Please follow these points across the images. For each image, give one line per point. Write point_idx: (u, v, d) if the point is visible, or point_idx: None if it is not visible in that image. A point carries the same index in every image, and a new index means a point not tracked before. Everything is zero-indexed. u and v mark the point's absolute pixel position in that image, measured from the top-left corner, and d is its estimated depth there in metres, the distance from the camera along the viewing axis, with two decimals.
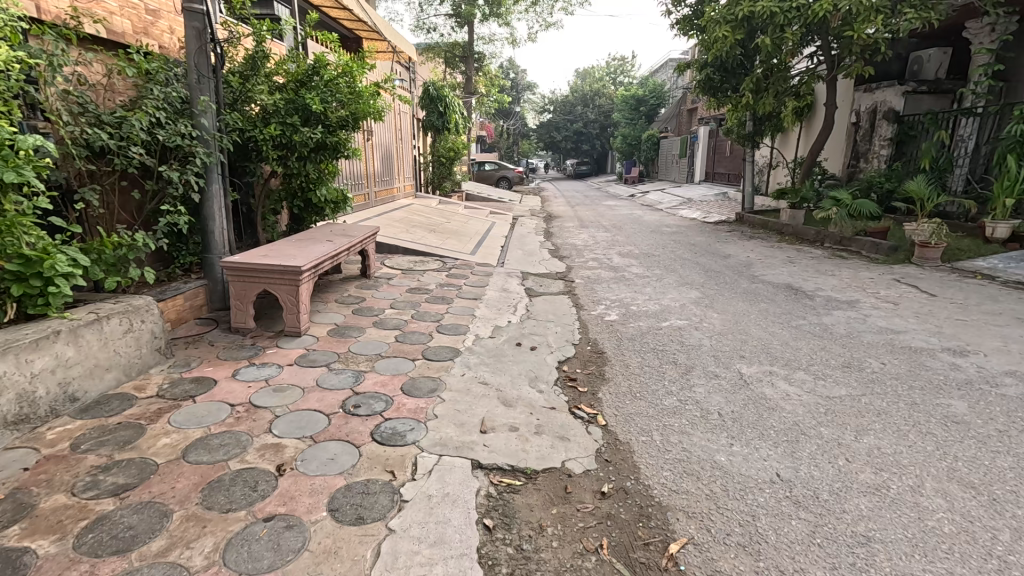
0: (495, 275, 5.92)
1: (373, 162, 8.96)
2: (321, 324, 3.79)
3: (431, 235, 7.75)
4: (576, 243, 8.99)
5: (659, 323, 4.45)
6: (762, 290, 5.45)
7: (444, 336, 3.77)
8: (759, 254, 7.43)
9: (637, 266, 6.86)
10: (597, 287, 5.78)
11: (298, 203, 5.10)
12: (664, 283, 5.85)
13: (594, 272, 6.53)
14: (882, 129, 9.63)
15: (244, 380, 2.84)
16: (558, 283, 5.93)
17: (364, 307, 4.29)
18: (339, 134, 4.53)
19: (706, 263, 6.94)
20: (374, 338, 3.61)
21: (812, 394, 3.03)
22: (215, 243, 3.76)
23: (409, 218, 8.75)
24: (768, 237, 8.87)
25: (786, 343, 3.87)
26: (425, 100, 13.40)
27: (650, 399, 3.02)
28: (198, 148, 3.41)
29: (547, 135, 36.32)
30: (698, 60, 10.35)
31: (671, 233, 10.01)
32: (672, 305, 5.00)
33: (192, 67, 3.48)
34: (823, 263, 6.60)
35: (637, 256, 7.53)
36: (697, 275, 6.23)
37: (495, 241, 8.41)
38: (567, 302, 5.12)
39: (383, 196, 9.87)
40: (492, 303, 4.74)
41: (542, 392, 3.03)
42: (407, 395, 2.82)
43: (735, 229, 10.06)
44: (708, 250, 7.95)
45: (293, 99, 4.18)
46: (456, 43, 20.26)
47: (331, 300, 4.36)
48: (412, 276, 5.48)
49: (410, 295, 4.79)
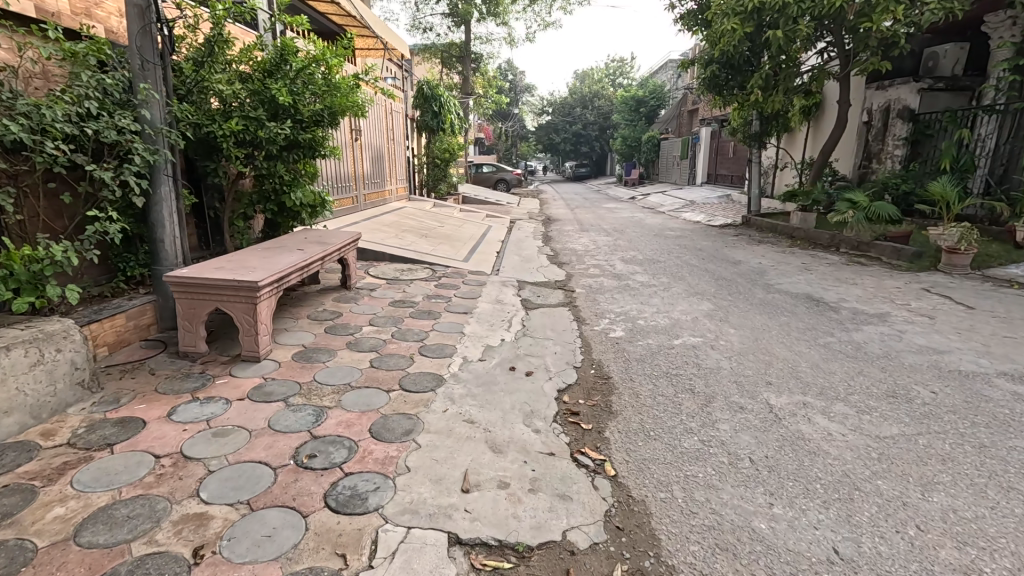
0: (489, 284, 5.46)
1: (361, 162, 8.52)
2: (287, 346, 3.32)
3: (422, 241, 7.30)
4: (576, 248, 8.55)
5: (671, 341, 3.98)
6: (780, 302, 5.00)
7: (428, 360, 3.29)
8: (771, 260, 6.97)
9: (642, 273, 6.41)
10: (600, 297, 5.32)
11: (271, 207, 4.64)
12: (673, 293, 5.39)
13: (596, 280, 6.07)
14: (896, 129, 9.20)
15: (179, 422, 2.37)
16: (557, 293, 5.47)
17: (340, 324, 3.82)
18: (313, 131, 4.10)
19: (715, 270, 6.49)
20: (346, 363, 3.14)
21: (858, 434, 2.56)
22: (165, 253, 3.30)
23: (400, 222, 8.31)
24: (779, 241, 8.43)
25: (816, 366, 3.41)
26: (419, 100, 12.90)
27: (666, 441, 2.55)
28: (139, 144, 2.94)
29: (545, 136, 35.93)
30: (702, 57, 9.95)
31: (676, 237, 9.58)
32: (683, 319, 4.54)
33: (135, 51, 3.02)
34: (842, 271, 6.15)
35: (641, 263, 7.08)
36: (708, 284, 5.77)
37: (491, 246, 7.95)
38: (567, 315, 4.66)
39: (374, 199, 9.43)
40: (484, 318, 4.27)
41: (539, 431, 2.56)
42: (377, 439, 2.34)
43: (743, 233, 9.61)
44: (717, 256, 7.49)
45: (258, 91, 3.73)
46: (453, 43, 19.81)
47: (304, 316, 3.89)
48: (398, 286, 5.01)
49: (393, 309, 4.32)
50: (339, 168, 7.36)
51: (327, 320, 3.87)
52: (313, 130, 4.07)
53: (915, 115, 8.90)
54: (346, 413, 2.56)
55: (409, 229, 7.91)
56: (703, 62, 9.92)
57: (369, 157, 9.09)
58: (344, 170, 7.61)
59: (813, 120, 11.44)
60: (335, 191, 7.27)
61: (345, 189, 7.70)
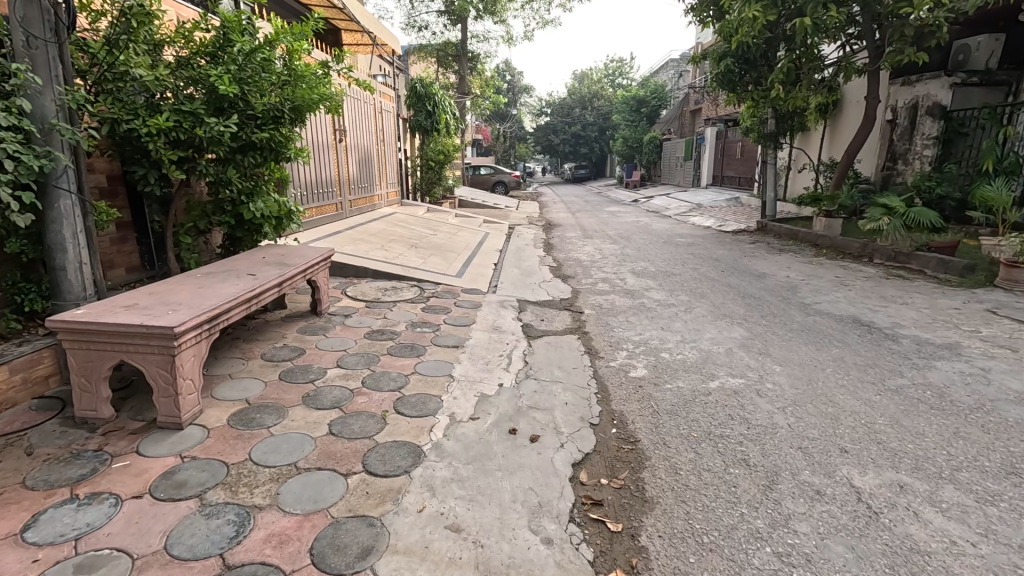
0: (486, 306, 4.75)
1: (345, 165, 7.84)
2: (225, 403, 2.59)
3: (410, 252, 6.61)
4: (582, 258, 7.83)
5: (705, 384, 3.26)
6: (824, 326, 4.29)
7: (406, 420, 2.58)
8: (800, 273, 6.28)
9: (658, 290, 5.69)
10: (613, 322, 4.61)
11: (228, 219, 3.95)
12: (697, 316, 4.67)
13: (607, 299, 5.38)
14: (925, 127, 8.51)
15: (34, 544, 1.64)
16: (563, 317, 4.75)
17: (301, 366, 3.11)
18: (272, 130, 3.42)
19: (739, 286, 5.78)
20: (297, 429, 2.41)
21: (995, 544, 1.84)
22: (67, 283, 2.58)
23: (388, 231, 7.62)
24: (802, 250, 7.73)
25: (897, 425, 2.69)
26: (412, 99, 12.32)
27: (728, 555, 1.83)
28: (12, 145, 2.18)
29: (544, 138, 35.25)
30: (715, 50, 9.25)
31: (687, 245, 8.89)
32: (715, 351, 3.83)
33: (17, 23, 2.30)
34: (884, 286, 5.45)
35: (655, 276, 6.37)
36: (735, 303, 5.05)
37: (488, 257, 7.24)
38: (576, 347, 3.94)
39: (361, 205, 8.74)
40: (478, 353, 3.56)
41: (551, 542, 1.84)
42: (318, 568, 1.62)
43: (760, 240, 8.91)
44: (737, 268, 6.81)
45: (196, 79, 3.03)
46: (448, 42, 19.10)
47: (257, 357, 3.18)
48: (378, 311, 4.29)
49: (370, 342, 3.61)
50: (317, 172, 6.68)
51: (287, 361, 3.16)
52: (272, 129, 3.39)
53: (947, 112, 8.19)
54: (282, 517, 1.84)
55: (397, 239, 7.22)
56: (715, 56, 9.23)
57: (355, 159, 8.39)
58: (323, 174, 6.93)
59: (831, 119, 10.75)
60: (312, 198, 6.58)
61: (324, 196, 7.01)
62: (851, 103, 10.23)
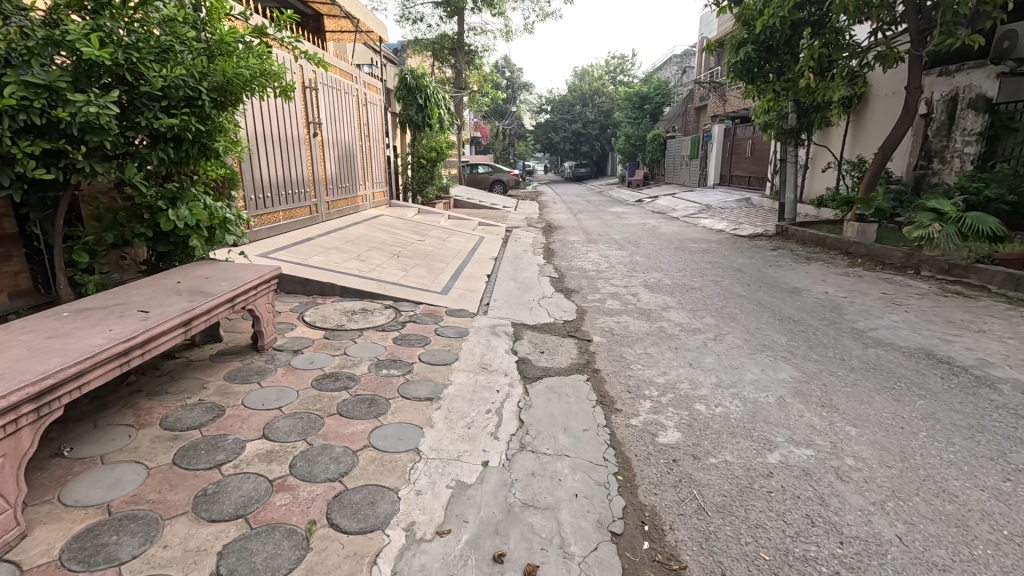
0: (474, 334, 3.90)
1: (317, 164, 7.00)
2: (73, 514, 1.75)
3: (391, 262, 5.77)
4: (586, 268, 6.99)
5: (762, 458, 2.41)
6: (892, 363, 3.46)
7: (340, 541, 1.73)
8: (839, 289, 5.45)
9: (677, 310, 4.84)
10: (629, 356, 3.76)
11: (146, 230, 3.10)
12: (731, 348, 3.83)
13: (619, 322, 4.54)
14: (967, 121, 7.68)
15: None
16: (568, 348, 3.90)
17: (211, 438, 2.26)
18: (186, 115, 2.63)
19: (772, 304, 4.94)
20: (163, 567, 1.57)
21: None
22: None
23: (367, 237, 6.78)
24: (833, 259, 6.89)
25: None
26: (402, 91, 11.47)
27: None
28: None
29: (544, 135, 34.36)
30: (732, 38, 8.44)
31: (701, 251, 8.08)
32: (765, 402, 2.97)
33: None
34: (946, 306, 4.62)
35: (672, 291, 5.54)
36: (772, 329, 4.22)
37: (480, 267, 6.40)
38: (585, 394, 3.09)
39: (341, 207, 7.90)
40: (457, 410, 2.71)
41: None
42: None
43: (783, 247, 8.07)
44: (765, 280, 5.97)
45: (57, 41, 2.20)
46: (444, 34, 18.18)
47: (154, 424, 2.33)
48: (336, 345, 3.44)
49: (317, 392, 2.77)
50: (277, 172, 5.85)
51: (194, 428, 2.32)
52: (184, 113, 2.61)
53: (992, 105, 7.39)
54: None
55: (377, 246, 6.38)
56: (733, 43, 8.41)
57: (333, 156, 7.55)
58: (286, 174, 6.08)
59: (853, 113, 9.94)
60: (272, 200, 5.76)
61: (289, 197, 6.18)
62: (876, 97, 9.45)
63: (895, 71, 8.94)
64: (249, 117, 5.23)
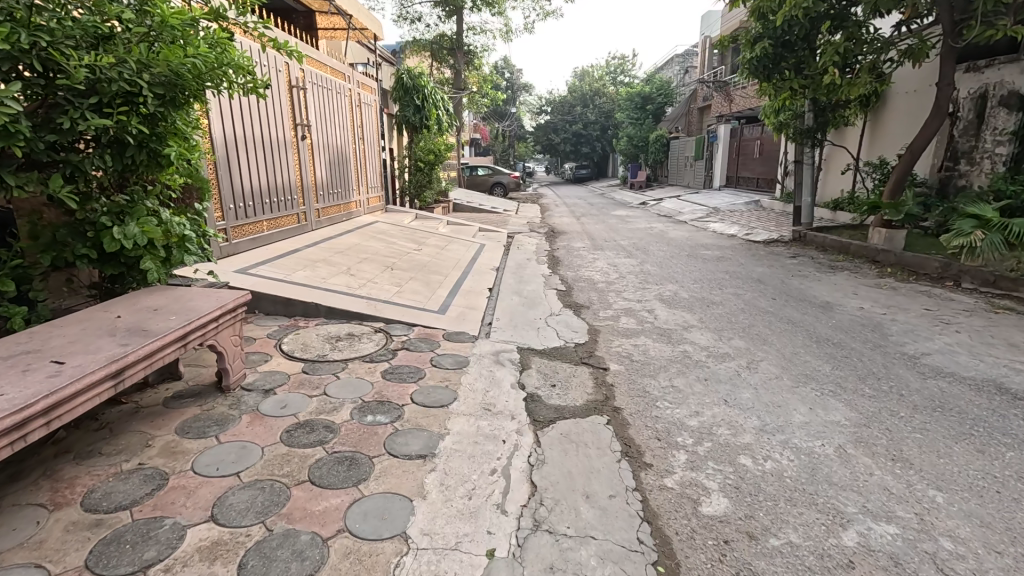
0: (475, 365, 3.42)
1: (307, 169, 6.55)
2: None
3: (384, 275, 5.30)
4: (595, 278, 6.52)
5: (836, 539, 1.94)
6: (960, 399, 2.99)
7: None
8: (874, 303, 4.99)
9: (700, 330, 4.38)
10: (653, 390, 3.27)
11: (89, 251, 2.61)
12: (769, 380, 3.34)
13: (637, 345, 4.08)
14: (999, 119, 7.19)
15: None
16: (583, 380, 3.41)
17: (142, 525, 1.78)
18: (123, 114, 2.21)
19: (804, 322, 4.48)
20: None
21: None
22: None
23: (359, 247, 6.32)
24: (860, 268, 6.42)
25: None
26: (398, 91, 11.07)
27: None
28: None
29: (545, 137, 33.91)
30: (747, 34, 7.99)
31: (716, 259, 7.62)
32: (823, 455, 2.49)
33: None
34: (1001, 326, 4.15)
35: (690, 307, 5.08)
36: (812, 354, 3.74)
37: (481, 279, 5.92)
38: (608, 443, 2.62)
39: (334, 214, 7.45)
40: (454, 472, 2.22)
41: None
42: None
43: (803, 254, 7.59)
44: (791, 293, 5.50)
45: None
46: (443, 34, 17.73)
47: (73, 503, 1.85)
48: (316, 383, 2.96)
49: (286, 449, 2.28)
50: (258, 177, 5.39)
51: (123, 509, 1.84)
52: (120, 112, 2.19)
53: None
54: None
55: (370, 257, 5.91)
56: (747, 39, 7.96)
57: (325, 160, 7.10)
58: (270, 179, 5.62)
59: (872, 112, 9.46)
60: (255, 209, 5.32)
61: (275, 205, 5.75)
62: (898, 95, 8.94)
63: (922, 67, 8.42)
64: (222, 118, 4.78)
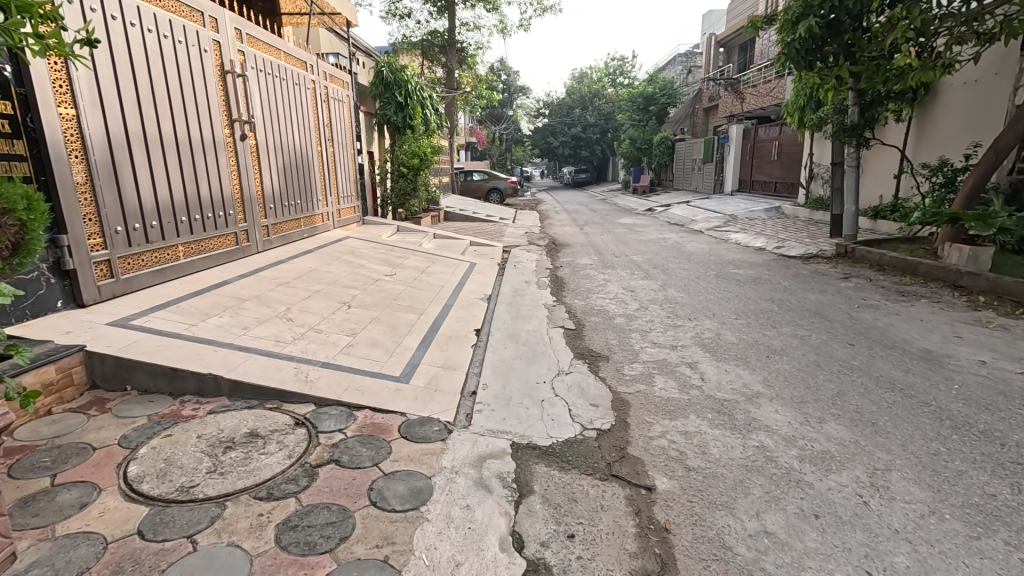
0: (444, 496, 2.10)
1: (251, 176, 5.24)
2: None
3: (335, 316, 3.98)
4: (610, 309, 5.23)
5: None
6: None
7: None
8: (994, 353, 3.70)
9: (773, 402, 3.08)
10: (738, 543, 1.96)
11: None
12: (924, 523, 2.03)
13: (687, 431, 2.78)
14: None
15: None
16: (617, 519, 2.09)
17: None
18: None
19: (915, 388, 3.20)
20: None
21: None
22: None
23: (314, 273, 5.01)
24: (941, 297, 5.13)
25: None
26: (378, 87, 9.86)
27: None
28: None
29: (543, 140, 32.72)
30: (785, 12, 6.70)
31: (752, 280, 6.35)
32: None
33: None
34: None
35: (745, 359, 3.79)
36: (964, 459, 2.43)
37: (467, 316, 4.63)
38: None
39: (291, 230, 6.13)
40: None
41: None
42: None
43: (856, 274, 6.32)
44: (871, 335, 4.20)
45: None
46: (433, 30, 16.48)
47: None
48: (147, 567, 1.63)
49: None
50: (169, 188, 4.09)
51: None
52: None
53: None
54: None
55: (323, 289, 4.60)
56: (785, 19, 6.65)
57: (278, 164, 5.80)
58: (189, 190, 4.31)
59: (922, 108, 8.23)
60: (164, 230, 4.01)
61: (199, 223, 4.44)
62: (957, 87, 7.63)
63: (986, 55, 7.20)
64: (103, 109, 3.48)
